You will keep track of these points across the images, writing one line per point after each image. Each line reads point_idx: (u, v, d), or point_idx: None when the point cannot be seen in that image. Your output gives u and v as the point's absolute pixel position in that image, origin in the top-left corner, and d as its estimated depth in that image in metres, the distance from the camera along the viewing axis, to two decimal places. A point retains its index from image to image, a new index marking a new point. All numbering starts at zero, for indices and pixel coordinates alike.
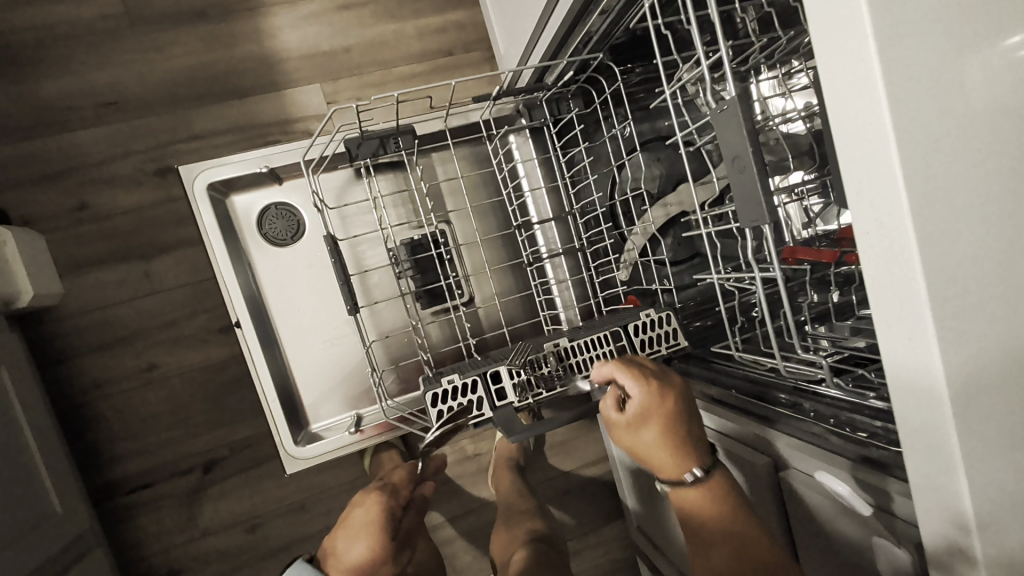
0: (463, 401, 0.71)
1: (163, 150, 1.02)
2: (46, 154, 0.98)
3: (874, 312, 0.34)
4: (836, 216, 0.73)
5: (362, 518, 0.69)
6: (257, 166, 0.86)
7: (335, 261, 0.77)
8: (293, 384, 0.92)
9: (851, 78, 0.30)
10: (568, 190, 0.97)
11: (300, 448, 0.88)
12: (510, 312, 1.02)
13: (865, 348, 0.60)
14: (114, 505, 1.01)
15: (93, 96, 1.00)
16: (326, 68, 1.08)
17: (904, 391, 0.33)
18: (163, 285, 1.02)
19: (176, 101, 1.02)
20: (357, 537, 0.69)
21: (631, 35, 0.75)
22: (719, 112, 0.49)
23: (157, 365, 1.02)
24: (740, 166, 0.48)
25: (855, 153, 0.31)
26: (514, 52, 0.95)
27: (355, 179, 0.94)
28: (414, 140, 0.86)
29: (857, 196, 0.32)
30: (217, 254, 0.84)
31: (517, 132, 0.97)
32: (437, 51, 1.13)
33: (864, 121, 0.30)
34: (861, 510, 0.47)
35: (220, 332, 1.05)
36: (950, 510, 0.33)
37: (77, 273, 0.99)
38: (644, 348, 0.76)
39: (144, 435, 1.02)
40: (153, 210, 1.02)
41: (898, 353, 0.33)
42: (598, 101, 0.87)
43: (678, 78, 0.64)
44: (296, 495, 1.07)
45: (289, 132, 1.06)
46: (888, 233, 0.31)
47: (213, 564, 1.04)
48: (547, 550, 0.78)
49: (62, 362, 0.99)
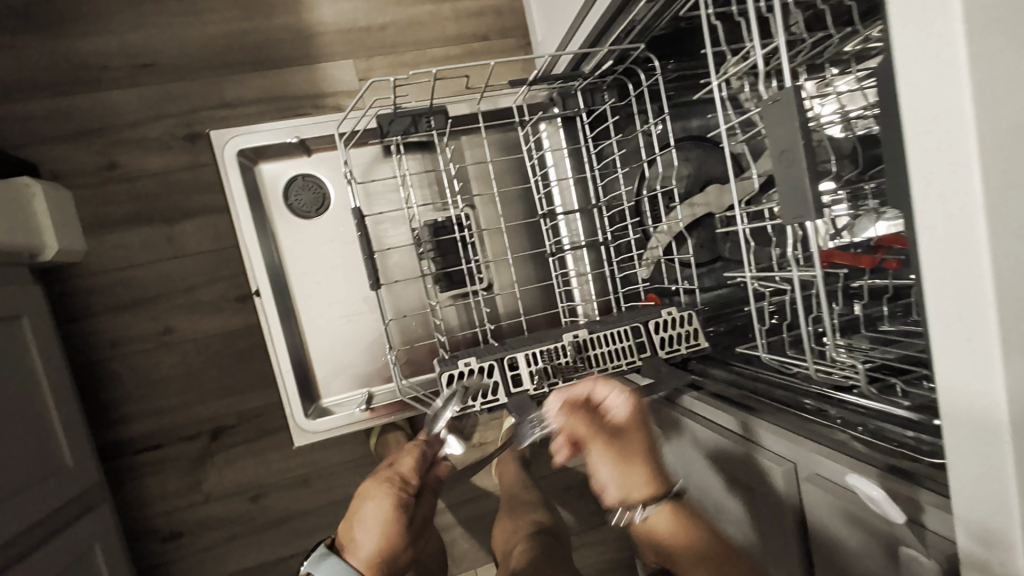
0: (478, 384, 0.70)
1: (195, 115, 1.02)
2: (80, 112, 0.99)
3: (929, 311, 0.33)
4: (866, 228, 0.72)
5: (375, 512, 0.71)
6: (288, 136, 0.86)
7: (361, 234, 0.76)
8: (307, 357, 0.92)
9: (931, 64, 0.29)
10: (597, 182, 0.96)
11: (311, 422, 0.88)
12: (528, 301, 1.01)
13: (896, 359, 0.59)
14: (123, 464, 1.02)
15: (129, 57, 1.00)
16: (360, 45, 1.08)
17: (956, 393, 0.32)
18: (185, 250, 1.02)
19: (210, 67, 1.02)
20: (372, 528, 0.71)
21: (674, 27, 0.74)
22: (770, 103, 0.48)
23: (173, 329, 1.03)
24: (789, 160, 0.47)
25: (927, 143, 0.30)
26: (552, 39, 0.94)
27: (383, 157, 0.94)
28: (446, 120, 0.85)
29: (925, 188, 0.31)
30: (241, 221, 0.84)
31: (549, 120, 0.96)
32: (473, 35, 1.12)
33: (941, 109, 0.29)
34: (894, 519, 0.44)
35: (238, 301, 1.05)
36: (996, 518, 0.32)
37: (102, 232, 1.00)
38: (664, 346, 0.74)
39: (157, 397, 1.02)
40: (180, 174, 1.02)
41: (955, 356, 0.32)
42: (634, 94, 0.85)
43: (724, 71, 0.63)
44: (301, 469, 1.07)
45: (320, 106, 1.06)
46: (956, 227, 0.30)
47: (213, 531, 1.05)
48: (552, 542, 0.78)
49: (80, 319, 1.00)
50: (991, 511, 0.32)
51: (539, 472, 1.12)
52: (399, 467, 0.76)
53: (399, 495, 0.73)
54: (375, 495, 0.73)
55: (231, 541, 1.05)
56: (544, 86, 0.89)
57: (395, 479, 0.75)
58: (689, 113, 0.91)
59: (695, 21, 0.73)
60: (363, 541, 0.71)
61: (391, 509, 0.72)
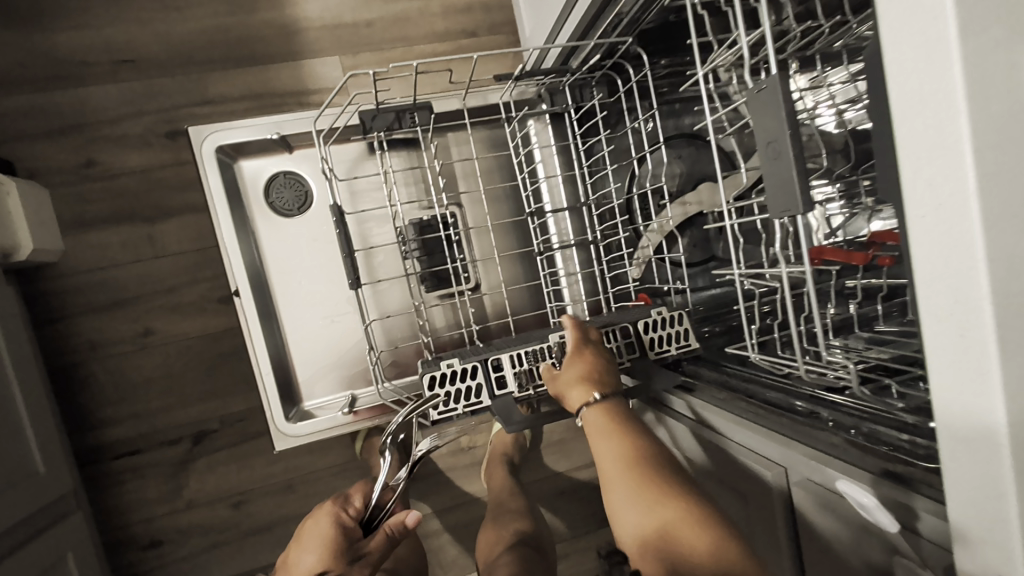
0: (461, 386, 0.68)
1: (176, 113, 1.00)
2: (57, 109, 0.96)
3: (921, 307, 0.31)
4: (861, 226, 0.71)
5: (311, 527, 0.60)
6: (267, 132, 0.84)
7: (340, 232, 0.74)
8: (288, 359, 0.89)
9: (919, 40, 0.27)
10: (585, 180, 0.94)
11: (290, 426, 0.85)
12: (517, 302, 0.99)
13: (890, 360, 0.57)
14: (101, 469, 0.99)
15: (109, 53, 0.98)
16: (346, 41, 1.06)
17: (950, 394, 0.30)
18: (166, 250, 1.00)
19: (191, 64, 1.00)
20: (307, 549, 0.58)
21: (662, 20, 0.73)
22: (756, 93, 0.46)
23: (153, 331, 1.00)
24: (775, 152, 0.45)
25: (916, 127, 0.28)
26: (540, 34, 0.92)
27: (367, 154, 0.92)
28: (430, 116, 0.83)
29: (915, 175, 0.29)
30: (220, 220, 0.82)
31: (537, 116, 0.94)
32: (460, 32, 1.10)
33: (931, 89, 0.27)
34: (887, 526, 0.42)
35: (219, 302, 1.03)
36: (994, 530, 0.30)
37: (80, 231, 0.97)
38: (653, 347, 0.73)
39: (135, 401, 1.00)
40: (161, 172, 1.00)
41: (948, 356, 0.30)
42: (623, 90, 0.84)
43: (713, 60, 0.60)
44: (284, 475, 1.05)
45: (304, 103, 1.04)
46: (947, 217, 0.28)
47: (195, 538, 1.02)
48: (532, 554, 0.74)
49: (57, 321, 0.97)
50: (988, 523, 0.30)
51: (528, 476, 1.10)
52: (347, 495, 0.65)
53: (338, 513, 0.61)
54: (312, 516, 0.61)
55: (212, 549, 1.03)
56: (530, 81, 0.87)
57: (338, 501, 0.64)
58: (683, 109, 0.89)
59: (683, 14, 0.71)
60: (300, 567, 0.57)
61: (327, 524, 0.59)
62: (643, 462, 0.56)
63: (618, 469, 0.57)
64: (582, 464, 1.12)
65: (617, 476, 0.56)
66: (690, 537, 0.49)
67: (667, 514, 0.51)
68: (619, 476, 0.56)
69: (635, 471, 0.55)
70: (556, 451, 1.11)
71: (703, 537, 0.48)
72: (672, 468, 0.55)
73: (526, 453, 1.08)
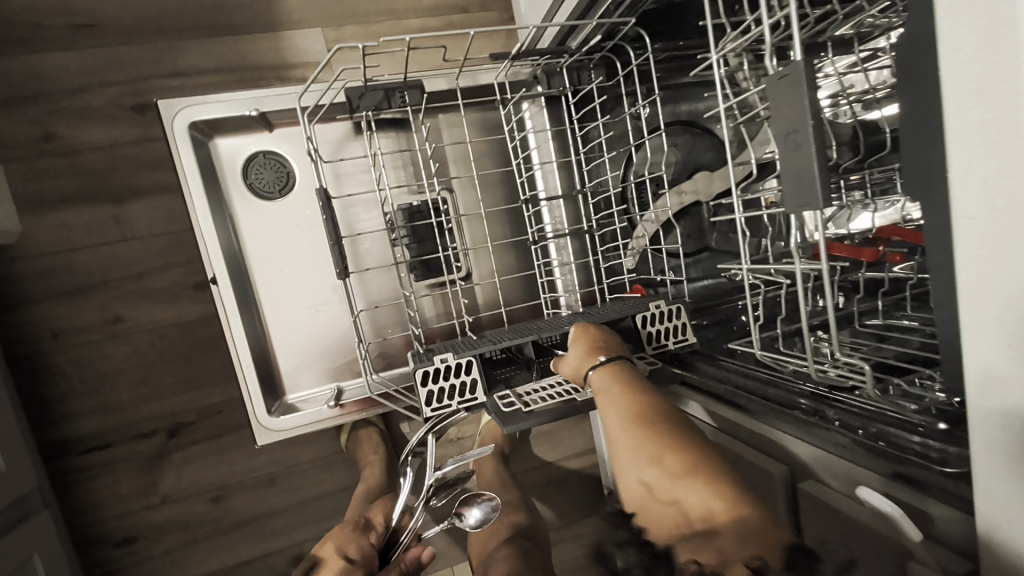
0: (456, 381, 0.65)
1: (143, 84, 0.93)
2: (11, 77, 0.88)
3: (963, 308, 0.30)
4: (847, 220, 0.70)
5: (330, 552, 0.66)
6: (246, 108, 0.78)
7: (327, 218, 0.70)
8: (270, 351, 0.85)
9: (983, 25, 0.26)
10: (582, 166, 0.91)
11: (273, 420, 0.82)
12: (509, 292, 0.96)
13: (892, 357, 0.57)
14: (69, 464, 0.94)
15: (67, 17, 0.90)
16: (330, 13, 1.00)
17: (990, 398, 0.30)
18: (136, 233, 0.94)
19: (160, 31, 0.93)
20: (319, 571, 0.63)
21: (667, 2, 0.70)
22: (777, 78, 0.43)
23: (123, 319, 0.94)
24: (795, 143, 0.43)
25: (973, 121, 0.27)
26: (536, 12, 0.88)
27: (354, 134, 0.87)
28: (423, 96, 0.78)
29: (966, 172, 0.28)
30: (194, 200, 0.77)
31: (532, 99, 0.90)
32: (451, 7, 1.05)
33: (992, 79, 0.26)
34: (910, 536, 0.41)
35: (194, 289, 0.97)
36: None
37: (39, 212, 0.90)
38: (651, 342, 0.71)
39: (105, 393, 0.94)
40: (128, 149, 0.93)
41: (995, 363, 0.29)
42: (622, 74, 0.80)
43: (723, 48, 0.57)
44: (266, 468, 1.01)
45: (285, 78, 0.98)
46: (1002, 217, 0.27)
47: (173, 533, 0.98)
48: (530, 546, 0.74)
49: (16, 308, 0.90)
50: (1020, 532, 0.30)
51: (517, 467, 1.08)
52: (368, 520, 0.72)
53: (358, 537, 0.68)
54: (335, 539, 0.68)
55: (190, 545, 0.99)
56: (526, 61, 0.83)
57: (360, 525, 0.71)
58: (679, 95, 0.86)
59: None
60: None
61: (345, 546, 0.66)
62: (646, 421, 0.52)
63: (620, 423, 0.54)
64: (572, 454, 1.11)
65: (620, 430, 0.53)
66: (687, 490, 0.46)
67: (673, 470, 0.47)
68: (624, 431, 0.53)
69: (640, 427, 0.52)
70: (544, 441, 1.10)
71: (698, 492, 0.45)
72: (677, 422, 0.52)
73: (514, 443, 1.08)
